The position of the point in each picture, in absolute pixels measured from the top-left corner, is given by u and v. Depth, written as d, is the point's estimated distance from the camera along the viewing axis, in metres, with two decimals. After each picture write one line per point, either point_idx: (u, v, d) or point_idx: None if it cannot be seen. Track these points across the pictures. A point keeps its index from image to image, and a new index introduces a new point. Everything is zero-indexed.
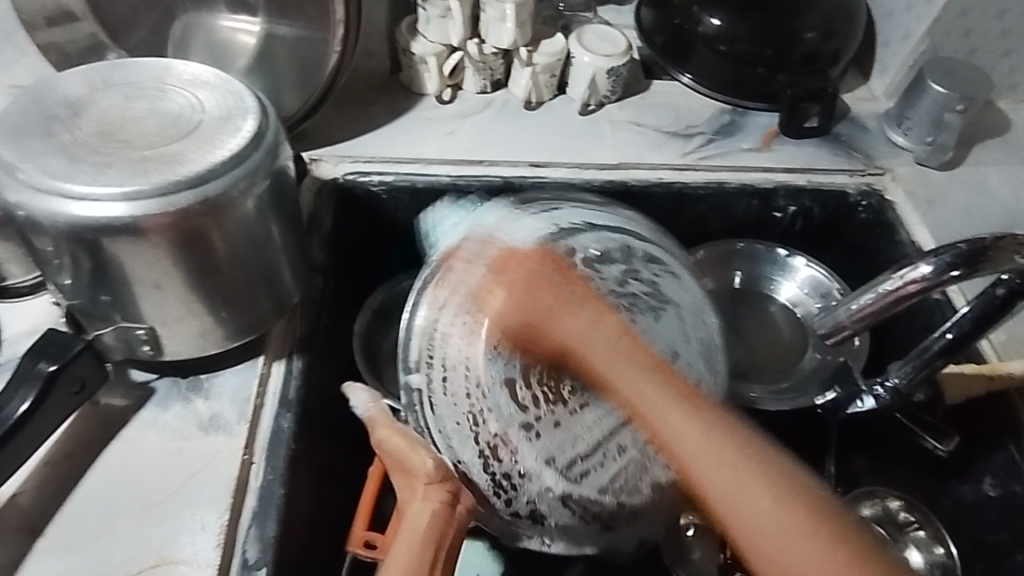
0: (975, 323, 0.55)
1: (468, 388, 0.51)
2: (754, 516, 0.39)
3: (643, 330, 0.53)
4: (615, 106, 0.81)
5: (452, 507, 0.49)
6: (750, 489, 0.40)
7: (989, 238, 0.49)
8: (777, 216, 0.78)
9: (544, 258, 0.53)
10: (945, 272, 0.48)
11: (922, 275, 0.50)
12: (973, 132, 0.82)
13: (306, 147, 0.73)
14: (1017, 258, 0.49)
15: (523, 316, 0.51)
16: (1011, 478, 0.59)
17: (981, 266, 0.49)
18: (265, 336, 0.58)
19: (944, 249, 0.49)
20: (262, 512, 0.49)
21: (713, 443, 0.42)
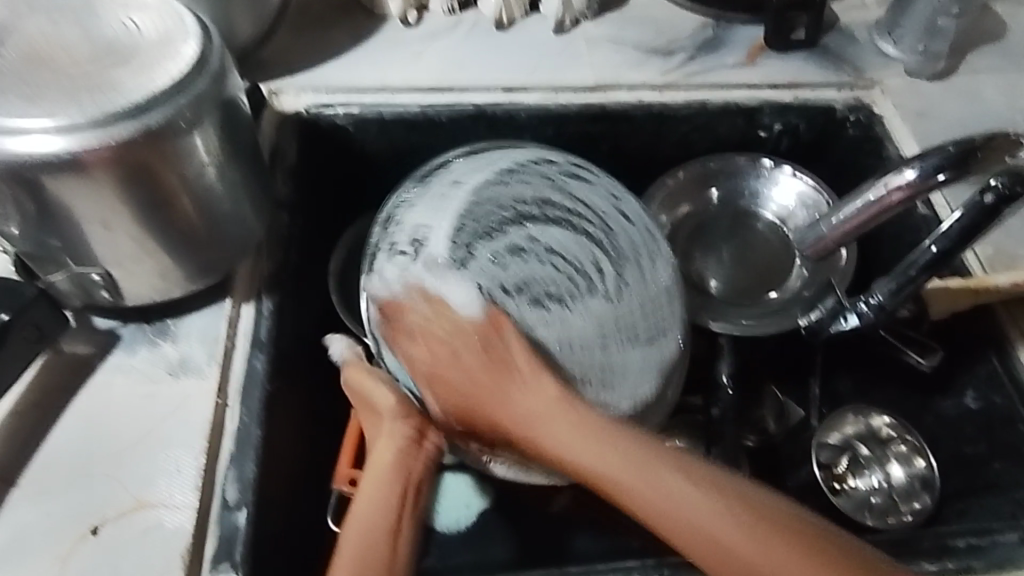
0: (963, 234, 0.52)
1: (420, 344, 0.49)
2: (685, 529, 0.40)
3: (597, 272, 0.51)
4: (592, 23, 0.77)
5: (420, 442, 0.50)
6: (700, 513, 0.39)
7: (981, 137, 0.45)
8: (763, 134, 0.75)
9: (491, 216, 0.51)
10: (931, 177, 0.45)
11: (907, 181, 0.46)
12: (967, 40, 0.78)
13: (264, 77, 0.69)
14: (1009, 158, 0.46)
15: (464, 276, 0.49)
16: (992, 391, 0.59)
17: (971, 169, 0.45)
18: (231, 277, 0.56)
19: (932, 153, 0.46)
20: (239, 454, 0.48)
21: (589, 422, 0.44)
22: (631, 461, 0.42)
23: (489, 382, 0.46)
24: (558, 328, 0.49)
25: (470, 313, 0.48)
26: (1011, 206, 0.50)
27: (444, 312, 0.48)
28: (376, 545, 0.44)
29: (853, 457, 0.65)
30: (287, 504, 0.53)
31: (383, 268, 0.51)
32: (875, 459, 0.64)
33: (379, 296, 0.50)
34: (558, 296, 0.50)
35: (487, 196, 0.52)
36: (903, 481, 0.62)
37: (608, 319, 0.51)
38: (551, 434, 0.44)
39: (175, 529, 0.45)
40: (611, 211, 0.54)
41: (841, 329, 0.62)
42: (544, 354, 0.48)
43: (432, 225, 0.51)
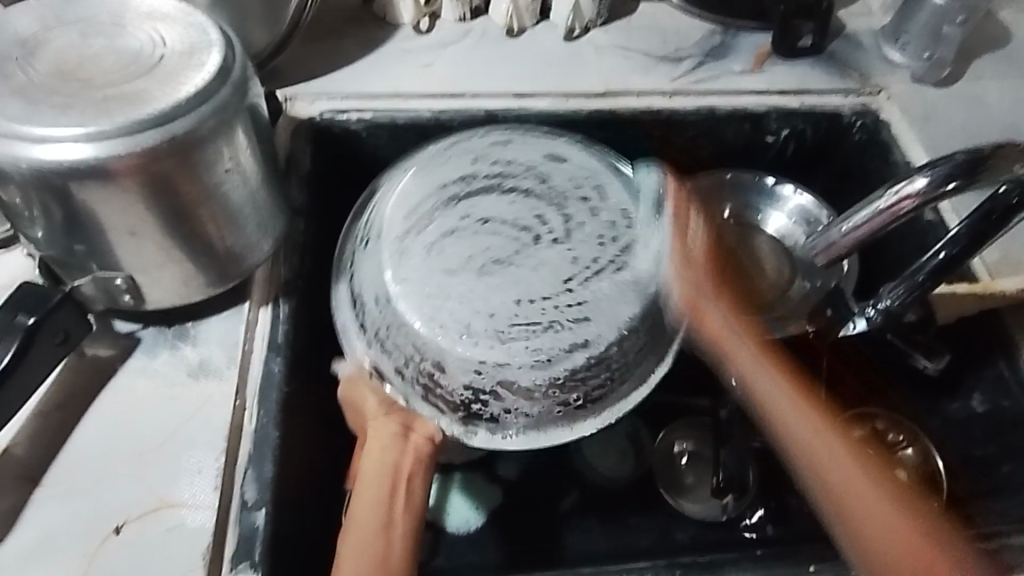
0: (972, 239, 0.53)
1: (385, 333, 0.53)
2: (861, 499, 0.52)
3: (542, 230, 0.55)
4: (601, 30, 0.78)
5: (406, 441, 0.51)
6: (853, 472, 0.53)
7: (990, 146, 0.46)
8: (770, 139, 0.76)
9: (424, 199, 0.57)
10: (941, 186, 0.46)
11: (917, 190, 0.47)
12: (971, 46, 0.79)
13: (279, 85, 0.70)
14: (1019, 167, 0.46)
15: (408, 258, 0.54)
16: (1000, 394, 0.59)
17: (982, 177, 0.46)
18: (249, 281, 0.57)
19: (941, 161, 0.46)
20: (259, 455, 0.49)
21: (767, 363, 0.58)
22: (806, 428, 0.55)
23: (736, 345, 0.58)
24: (504, 287, 0.53)
25: (431, 297, 0.52)
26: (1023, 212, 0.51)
27: (394, 301, 0.53)
28: (375, 548, 0.46)
29: None
30: (305, 503, 0.54)
31: (354, 284, 0.56)
32: None
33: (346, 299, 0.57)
34: (501, 258, 0.54)
35: (435, 185, 0.57)
36: None
37: (553, 265, 0.54)
38: (816, 440, 0.54)
39: (198, 528, 0.46)
40: (544, 171, 0.58)
41: (850, 333, 0.62)
42: (496, 315, 0.52)
43: (378, 219, 0.57)
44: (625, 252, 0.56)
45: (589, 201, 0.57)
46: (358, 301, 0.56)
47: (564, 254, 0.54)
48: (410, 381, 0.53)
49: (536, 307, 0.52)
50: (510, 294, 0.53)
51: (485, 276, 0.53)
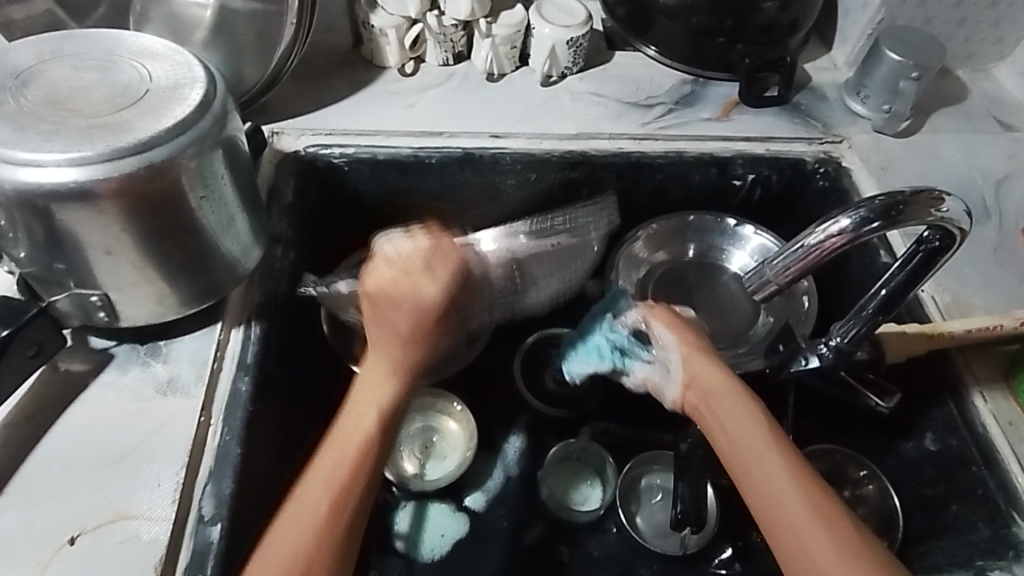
0: (907, 279, 0.55)
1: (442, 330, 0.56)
2: (768, 491, 0.47)
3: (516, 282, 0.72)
4: (576, 77, 0.82)
5: (375, 440, 0.49)
6: (802, 514, 0.46)
7: (908, 191, 0.48)
8: (737, 183, 0.79)
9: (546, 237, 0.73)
10: (864, 227, 0.48)
11: (842, 229, 0.48)
12: (929, 101, 0.83)
13: (267, 120, 0.74)
14: (934, 212, 0.48)
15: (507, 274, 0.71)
16: (949, 433, 0.61)
17: (900, 221, 0.48)
18: (223, 304, 0.59)
19: (863, 203, 0.49)
20: (219, 471, 0.51)
21: (771, 459, 0.49)
22: (788, 482, 0.47)
23: (708, 380, 0.55)
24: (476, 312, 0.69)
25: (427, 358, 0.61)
26: (943, 255, 0.53)
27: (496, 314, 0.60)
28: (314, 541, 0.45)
29: None
30: (265, 521, 0.55)
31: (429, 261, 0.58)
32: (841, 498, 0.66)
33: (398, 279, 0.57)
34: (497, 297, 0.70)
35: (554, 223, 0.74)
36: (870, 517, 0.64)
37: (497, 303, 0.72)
38: (757, 468, 0.49)
39: (152, 540, 0.47)
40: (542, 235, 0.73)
41: (802, 369, 0.64)
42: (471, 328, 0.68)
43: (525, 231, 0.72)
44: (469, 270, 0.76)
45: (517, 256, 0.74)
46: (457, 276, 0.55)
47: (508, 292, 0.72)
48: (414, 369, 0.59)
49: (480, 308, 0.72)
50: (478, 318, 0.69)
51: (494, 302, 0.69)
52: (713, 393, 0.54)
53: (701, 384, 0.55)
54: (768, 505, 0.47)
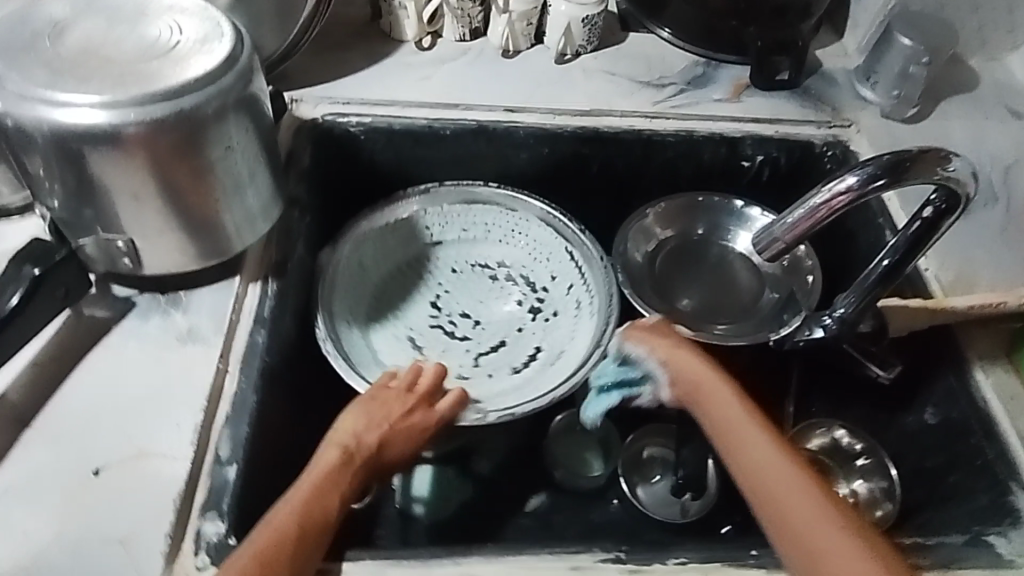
0: (911, 244, 0.56)
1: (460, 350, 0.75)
2: (769, 466, 0.51)
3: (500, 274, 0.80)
4: (590, 56, 0.83)
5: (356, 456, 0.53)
6: (793, 483, 0.50)
7: (913, 150, 0.49)
8: (745, 164, 0.81)
9: (549, 256, 0.78)
10: (870, 183, 0.49)
11: (849, 186, 0.49)
12: (939, 88, 0.84)
13: (288, 88, 0.76)
14: (940, 170, 0.50)
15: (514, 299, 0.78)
16: (950, 406, 0.62)
17: (906, 177, 0.49)
18: (241, 260, 0.61)
19: (869, 161, 0.50)
20: (235, 416, 0.52)
21: (760, 436, 0.52)
22: (776, 455, 0.51)
23: (693, 368, 0.58)
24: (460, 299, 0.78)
25: (401, 346, 0.73)
26: (950, 217, 0.54)
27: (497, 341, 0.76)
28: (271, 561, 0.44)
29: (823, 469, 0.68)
30: (280, 469, 0.57)
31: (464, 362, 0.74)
32: (842, 473, 0.68)
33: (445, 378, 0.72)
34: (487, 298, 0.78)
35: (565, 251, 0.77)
36: (866, 492, 0.65)
37: (475, 288, 0.79)
38: (750, 444, 0.52)
39: (170, 476, 0.49)
40: (537, 237, 0.78)
41: (811, 340, 0.65)
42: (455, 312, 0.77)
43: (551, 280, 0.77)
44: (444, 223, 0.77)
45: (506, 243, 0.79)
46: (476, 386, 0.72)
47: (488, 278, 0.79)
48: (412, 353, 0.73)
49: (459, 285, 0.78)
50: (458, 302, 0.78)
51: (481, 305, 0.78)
52: (700, 379, 0.57)
53: (688, 372, 0.57)
54: (759, 476, 0.51)
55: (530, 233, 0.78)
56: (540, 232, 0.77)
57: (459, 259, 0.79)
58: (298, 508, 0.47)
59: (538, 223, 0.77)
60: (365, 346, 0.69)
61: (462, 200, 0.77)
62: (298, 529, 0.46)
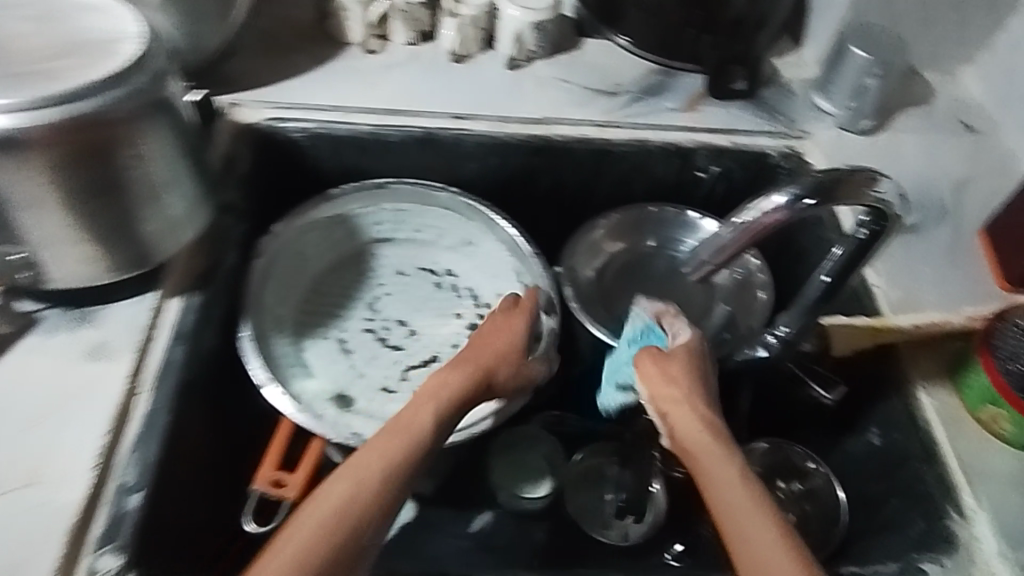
0: (841, 266, 0.56)
1: (391, 360, 0.73)
2: (731, 500, 0.44)
3: (448, 285, 0.79)
4: (543, 63, 0.81)
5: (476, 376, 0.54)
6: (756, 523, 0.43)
7: (845, 169, 0.48)
8: (699, 176, 0.79)
9: (499, 275, 0.77)
10: (799, 204, 0.48)
11: (776, 207, 0.48)
12: (896, 102, 0.83)
13: (223, 91, 0.73)
14: (869, 192, 0.49)
15: (455, 318, 0.77)
16: (893, 428, 0.61)
17: (838, 198, 0.48)
18: (162, 271, 0.58)
19: (799, 180, 0.48)
20: (144, 441, 0.50)
21: (720, 466, 0.46)
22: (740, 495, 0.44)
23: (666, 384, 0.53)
24: (401, 306, 0.77)
25: (329, 350, 0.72)
26: (878, 241, 0.54)
27: (429, 354, 0.74)
28: (344, 509, 0.42)
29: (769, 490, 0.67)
30: (184, 505, 0.54)
31: (395, 384, 0.72)
32: (788, 495, 0.66)
33: (375, 399, 0.70)
34: (432, 312, 0.77)
35: (510, 277, 0.76)
36: (816, 516, 0.64)
37: (419, 296, 0.78)
38: (707, 472, 0.46)
39: (66, 504, 0.46)
40: (486, 252, 0.78)
41: (749, 360, 0.62)
42: (394, 322, 0.76)
43: (495, 304, 0.77)
44: (391, 222, 0.78)
45: (456, 252, 0.80)
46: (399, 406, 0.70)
47: (432, 289, 0.79)
48: (343, 365, 0.71)
49: (402, 293, 0.78)
50: (399, 309, 0.77)
51: (422, 315, 0.77)
52: (678, 399, 0.51)
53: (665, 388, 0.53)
54: (724, 514, 0.44)
55: (480, 247, 0.78)
56: (492, 246, 0.77)
57: (405, 266, 0.79)
58: (383, 449, 0.46)
59: (490, 238, 0.77)
60: (291, 350, 0.70)
61: (409, 203, 0.76)
62: (381, 474, 0.45)
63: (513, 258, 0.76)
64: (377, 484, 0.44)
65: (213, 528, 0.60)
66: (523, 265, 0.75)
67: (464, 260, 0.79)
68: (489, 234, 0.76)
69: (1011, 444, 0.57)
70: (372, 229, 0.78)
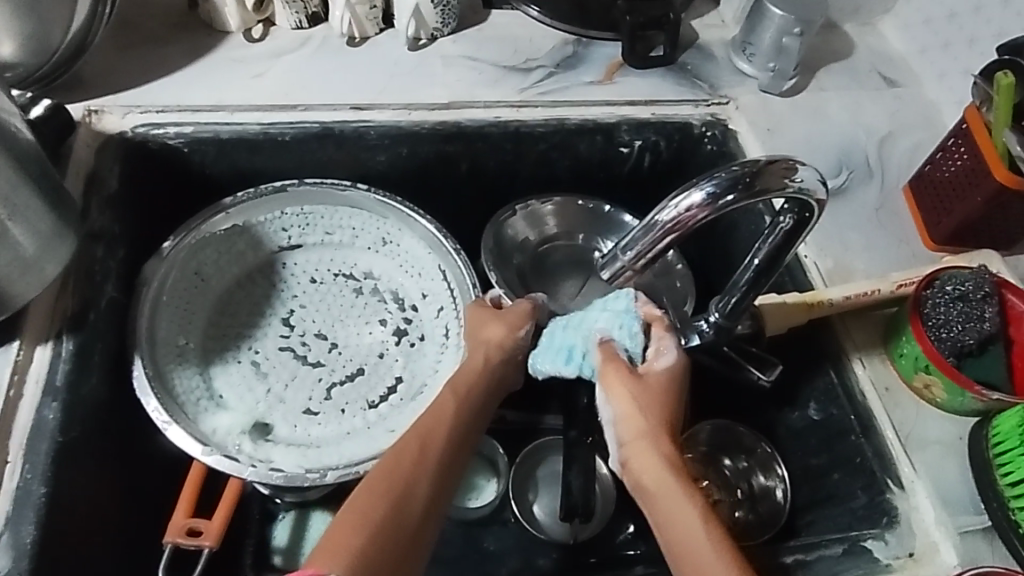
0: (770, 255, 0.53)
1: (313, 379, 0.67)
2: (702, 561, 0.43)
3: (369, 287, 0.72)
4: (448, 39, 0.75)
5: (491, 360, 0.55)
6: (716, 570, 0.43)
7: (763, 160, 0.46)
8: (624, 151, 0.75)
9: (422, 273, 0.71)
10: (721, 199, 0.45)
11: (699, 202, 0.45)
12: (817, 58, 0.81)
13: (81, 97, 0.64)
14: (790, 181, 0.46)
15: (380, 324, 0.71)
16: (831, 402, 0.60)
17: (758, 190, 0.45)
18: (21, 316, 0.51)
19: (717, 174, 0.46)
20: (17, 516, 0.46)
21: (679, 509, 0.46)
22: (703, 542, 0.44)
23: (627, 406, 0.50)
24: (320, 318, 0.70)
25: (243, 376, 0.65)
26: (805, 229, 0.51)
27: (356, 367, 0.68)
28: (392, 517, 0.45)
29: (717, 470, 0.67)
30: (79, 575, 0.50)
31: (319, 405, 0.66)
32: (737, 473, 0.66)
33: (298, 424, 0.64)
34: (355, 320, 0.71)
35: (434, 273, 0.70)
36: (764, 491, 0.64)
37: (338, 303, 0.71)
38: (667, 510, 0.46)
39: None
40: (405, 248, 0.71)
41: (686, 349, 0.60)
42: (314, 336, 0.69)
43: (421, 305, 0.71)
44: (297, 225, 0.70)
45: (374, 250, 0.72)
46: (326, 429, 0.64)
47: (352, 293, 0.72)
48: (258, 391, 0.65)
49: (318, 303, 0.71)
50: (317, 321, 0.70)
51: (344, 325, 0.70)
52: (645, 435, 0.49)
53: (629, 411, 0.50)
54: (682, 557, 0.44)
55: (398, 243, 0.71)
56: (410, 241, 0.70)
57: (319, 271, 0.72)
58: (413, 455, 0.48)
59: (408, 233, 0.70)
60: (200, 381, 0.62)
61: (313, 203, 0.69)
62: (410, 476, 0.47)
63: (435, 254, 0.69)
64: (417, 469, 0.48)
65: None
66: (446, 259, 0.69)
67: (383, 258, 0.72)
68: (407, 230, 0.70)
69: (946, 410, 0.57)
70: (276, 236, 0.70)
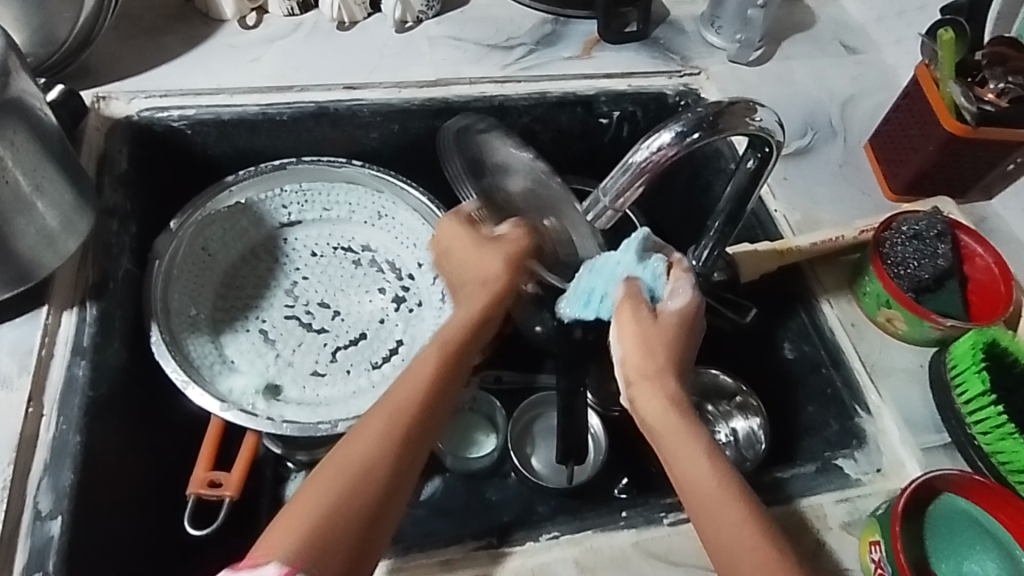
0: (735, 198, 0.58)
1: (319, 345, 0.71)
2: (707, 499, 0.44)
3: (366, 258, 0.76)
4: (433, 22, 0.79)
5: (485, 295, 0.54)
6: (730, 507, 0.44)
7: (724, 103, 0.51)
8: (604, 122, 0.79)
9: (417, 242, 0.75)
10: (687, 138, 0.50)
11: (668, 143, 0.50)
12: (782, 29, 0.86)
13: (89, 85, 0.68)
14: (751, 122, 0.51)
15: (380, 291, 0.74)
16: (804, 340, 0.65)
17: (721, 130, 0.50)
18: (48, 285, 0.55)
19: (684, 116, 0.50)
20: (55, 463, 0.49)
21: (690, 450, 0.46)
22: (716, 482, 0.45)
23: (637, 348, 0.49)
24: (322, 288, 0.74)
25: (252, 344, 0.69)
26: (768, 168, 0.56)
27: (358, 332, 0.72)
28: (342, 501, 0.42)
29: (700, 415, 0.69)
30: (112, 521, 0.53)
31: (325, 368, 0.70)
32: (718, 416, 0.68)
33: (307, 385, 0.68)
34: (355, 289, 0.75)
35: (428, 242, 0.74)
36: (745, 433, 0.66)
37: (339, 274, 0.75)
38: (676, 452, 0.46)
39: None
40: (400, 220, 0.75)
41: None
42: (317, 304, 0.73)
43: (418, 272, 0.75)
44: (298, 202, 0.74)
45: (370, 223, 0.76)
46: (333, 389, 0.68)
47: (352, 265, 0.76)
48: (268, 357, 0.68)
49: (320, 274, 0.75)
50: (319, 291, 0.74)
51: (346, 294, 0.74)
52: (651, 375, 0.49)
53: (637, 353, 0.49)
54: (696, 495, 0.45)
55: (394, 216, 0.75)
56: (405, 212, 0.74)
57: (319, 244, 0.76)
58: (382, 421, 0.45)
59: (404, 205, 0.74)
60: (212, 347, 0.66)
61: (312, 180, 0.73)
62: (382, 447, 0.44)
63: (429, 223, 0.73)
64: (384, 439, 0.45)
65: (150, 541, 0.58)
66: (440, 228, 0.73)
67: (379, 231, 0.76)
68: (402, 202, 0.74)
69: (908, 340, 0.62)
70: (279, 212, 0.74)
